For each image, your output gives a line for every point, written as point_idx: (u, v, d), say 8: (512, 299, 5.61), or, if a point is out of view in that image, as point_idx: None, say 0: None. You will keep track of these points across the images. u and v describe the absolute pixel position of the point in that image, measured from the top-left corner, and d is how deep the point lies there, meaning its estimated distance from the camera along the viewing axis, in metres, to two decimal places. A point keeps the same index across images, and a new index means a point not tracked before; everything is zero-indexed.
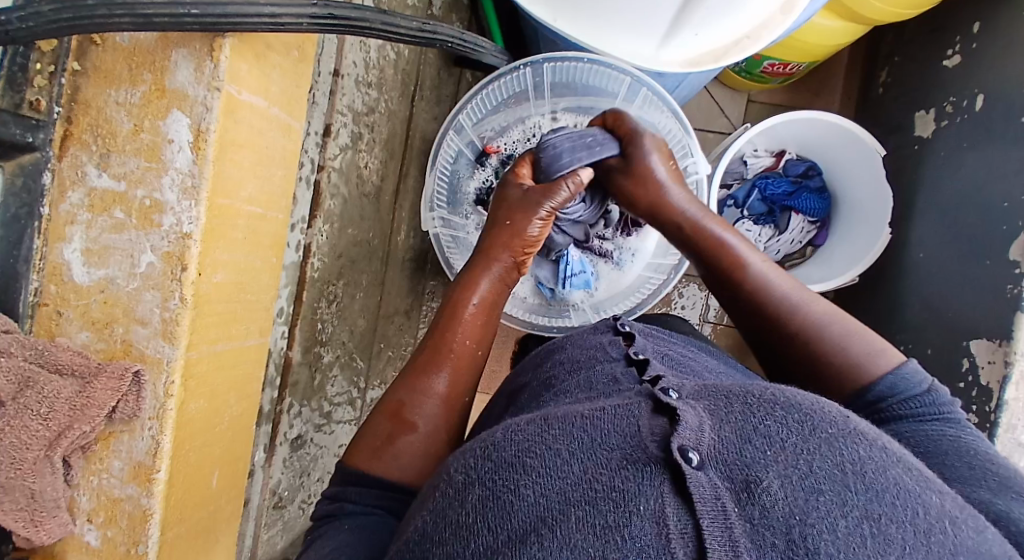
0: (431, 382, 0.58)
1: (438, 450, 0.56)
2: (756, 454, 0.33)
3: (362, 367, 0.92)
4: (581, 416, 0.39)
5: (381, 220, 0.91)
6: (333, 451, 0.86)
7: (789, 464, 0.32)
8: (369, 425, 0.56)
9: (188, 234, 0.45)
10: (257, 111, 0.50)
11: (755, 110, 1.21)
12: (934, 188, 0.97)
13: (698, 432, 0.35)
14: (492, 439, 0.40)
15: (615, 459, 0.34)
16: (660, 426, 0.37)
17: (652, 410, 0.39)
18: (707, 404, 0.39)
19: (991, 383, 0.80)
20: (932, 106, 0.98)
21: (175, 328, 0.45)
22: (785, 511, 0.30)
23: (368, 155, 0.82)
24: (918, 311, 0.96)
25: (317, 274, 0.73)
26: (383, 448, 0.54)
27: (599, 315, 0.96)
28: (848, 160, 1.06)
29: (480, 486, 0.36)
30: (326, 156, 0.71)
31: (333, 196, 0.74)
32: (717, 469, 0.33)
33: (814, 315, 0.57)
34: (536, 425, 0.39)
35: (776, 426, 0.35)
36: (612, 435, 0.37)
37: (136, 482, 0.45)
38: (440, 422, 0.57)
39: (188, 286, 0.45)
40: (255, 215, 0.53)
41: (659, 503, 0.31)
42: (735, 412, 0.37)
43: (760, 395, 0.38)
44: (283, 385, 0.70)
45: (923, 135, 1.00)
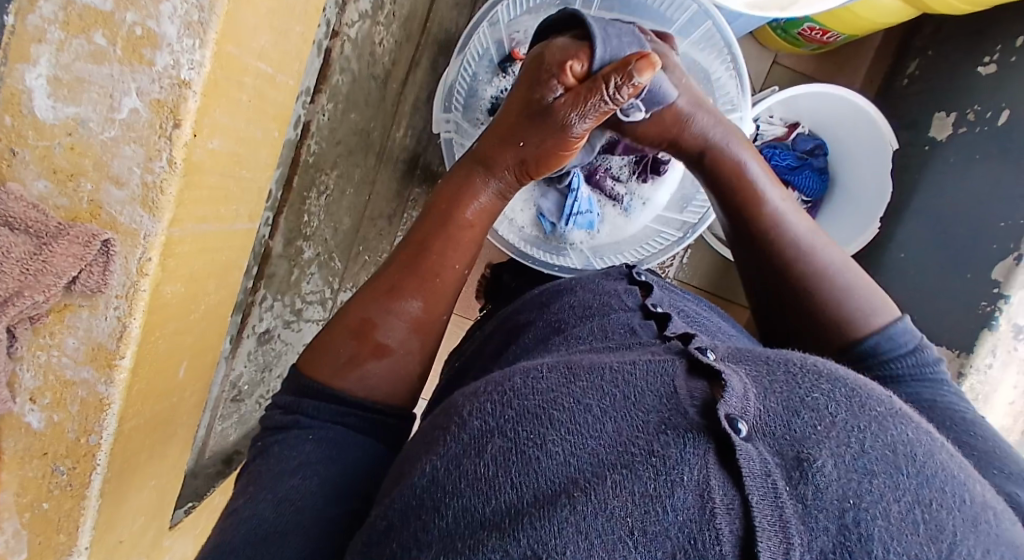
0: (403, 303, 0.49)
1: (410, 367, 0.48)
2: (806, 429, 0.28)
3: (339, 268, 0.86)
4: (608, 370, 0.34)
5: (383, 110, 0.82)
6: (298, 349, 0.81)
7: (842, 442, 0.28)
8: (326, 343, 0.47)
9: (187, 82, 0.36)
10: None
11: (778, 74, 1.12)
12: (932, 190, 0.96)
13: (744, 400, 0.30)
14: (509, 384, 0.35)
15: (652, 421, 0.30)
16: (699, 389, 0.32)
17: (687, 370, 0.34)
18: (748, 369, 0.34)
19: None
20: (954, 110, 0.94)
21: (157, 197, 0.37)
22: (839, 493, 0.25)
23: (385, 31, 0.72)
24: None
25: (312, 159, 0.64)
26: (346, 369, 0.46)
27: (603, 264, 0.90)
28: (860, 145, 1.03)
29: (500, 435, 0.31)
30: (343, 20, 0.60)
31: (343, 71, 0.64)
32: (765, 440, 0.28)
33: (825, 264, 0.51)
34: (560, 374, 0.35)
35: (824, 400, 0.30)
36: (645, 395, 0.32)
37: (94, 366, 0.38)
38: (414, 337, 0.49)
39: (179, 147, 0.37)
40: (265, 76, 0.43)
41: (704, 473, 0.26)
42: (779, 381, 0.32)
43: (803, 364, 0.34)
44: (259, 274, 0.63)
45: (937, 138, 0.97)
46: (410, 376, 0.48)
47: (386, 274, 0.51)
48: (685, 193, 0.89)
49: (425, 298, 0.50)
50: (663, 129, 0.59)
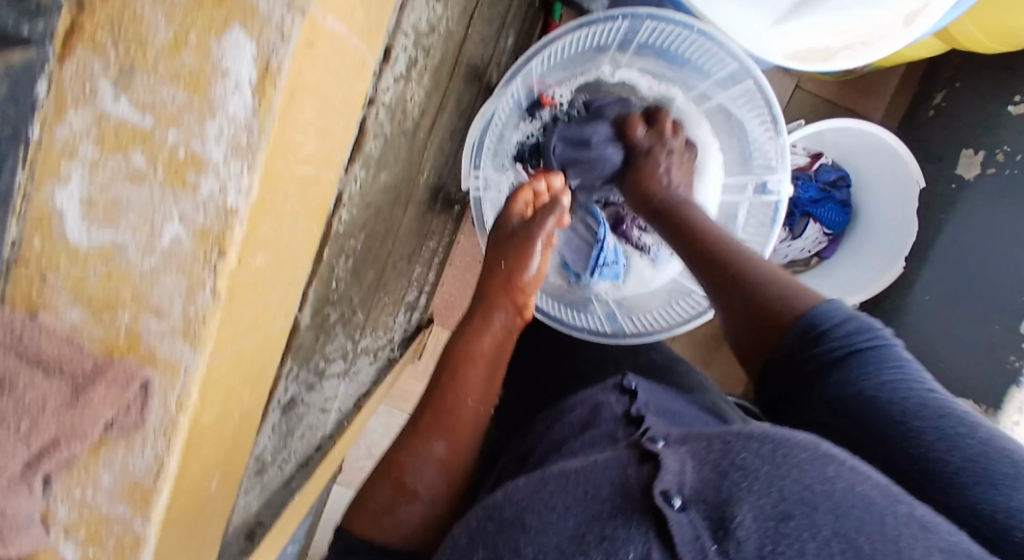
0: (429, 446, 0.55)
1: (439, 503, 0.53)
2: (731, 488, 0.37)
3: (360, 320, 0.83)
4: (572, 471, 0.43)
5: (410, 160, 0.78)
6: (318, 406, 0.79)
7: (762, 494, 0.36)
8: (371, 490, 0.53)
9: (233, 209, 0.33)
10: (337, 43, 0.37)
11: (801, 97, 1.20)
12: (958, 228, 1.00)
13: (679, 475, 0.40)
14: (491, 499, 0.44)
15: (605, 508, 0.39)
16: (644, 471, 0.41)
17: (637, 459, 0.43)
18: (690, 449, 0.43)
19: None
20: (982, 149, 0.98)
21: (198, 329, 0.34)
22: (756, 543, 0.34)
23: (417, 86, 0.68)
24: None
25: (342, 227, 0.61)
26: (383, 516, 0.52)
27: (632, 326, 0.85)
28: (882, 181, 1.11)
29: (483, 549, 0.40)
30: (379, 87, 0.56)
31: (376, 136, 0.61)
32: (698, 506, 0.37)
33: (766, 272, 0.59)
34: (531, 482, 0.43)
35: (750, 457, 0.39)
36: (603, 485, 0.41)
37: (131, 502, 0.37)
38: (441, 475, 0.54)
39: (223, 277, 0.34)
40: (309, 176, 0.40)
41: (646, 546, 0.36)
42: (712, 453, 0.40)
43: (738, 433, 0.41)
44: (287, 349, 0.60)
45: (964, 175, 1.01)
46: (436, 511, 0.53)
47: (421, 417, 0.57)
48: None
49: (448, 439, 0.56)
50: (642, 183, 0.75)
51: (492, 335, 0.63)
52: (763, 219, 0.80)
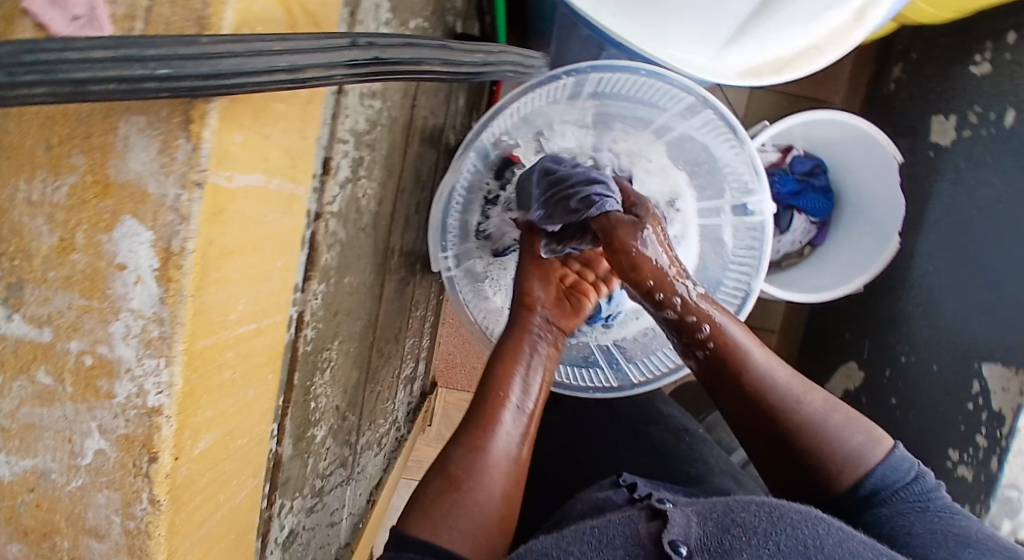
0: (488, 437, 0.52)
1: (494, 518, 0.49)
2: (735, 541, 0.41)
3: (354, 421, 0.80)
4: (589, 528, 0.46)
5: (377, 250, 0.74)
6: (326, 521, 0.76)
7: (760, 546, 0.40)
8: (420, 486, 0.50)
9: (156, 408, 0.30)
10: (256, 193, 0.34)
11: (761, 96, 1.16)
12: (949, 194, 0.93)
13: (684, 529, 0.43)
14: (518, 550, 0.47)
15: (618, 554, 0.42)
16: (654, 525, 0.45)
17: (648, 516, 0.46)
18: (698, 509, 0.46)
19: (1004, 410, 0.78)
20: (953, 114, 0.94)
21: (144, 543, 0.32)
22: None
23: (368, 181, 0.63)
24: (926, 326, 0.94)
25: (311, 346, 0.57)
26: (435, 507, 0.48)
27: (637, 372, 0.82)
28: (859, 163, 1.03)
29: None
30: (324, 201, 0.52)
31: (332, 246, 0.56)
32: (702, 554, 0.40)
33: (809, 401, 0.54)
34: (551, 537, 0.46)
35: (751, 517, 0.43)
36: (615, 535, 0.44)
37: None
38: (495, 494, 0.50)
39: (160, 481, 0.31)
40: (250, 333, 0.37)
41: None
42: (718, 511, 0.45)
43: (741, 502, 0.46)
44: (274, 487, 0.56)
45: (941, 142, 0.96)
46: (489, 515, 0.49)
47: (468, 417, 0.54)
48: (713, 276, 0.79)
49: (506, 429, 0.54)
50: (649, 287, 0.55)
51: (536, 348, 0.61)
52: (751, 244, 0.76)
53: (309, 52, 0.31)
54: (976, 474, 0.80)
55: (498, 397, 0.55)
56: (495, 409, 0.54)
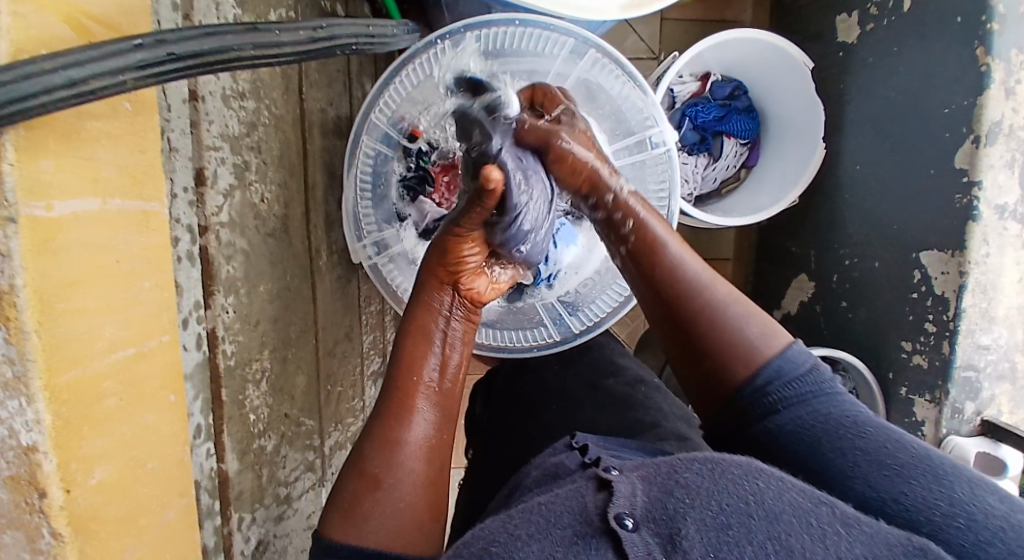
0: (401, 431, 0.50)
1: (416, 509, 0.49)
2: (677, 506, 0.35)
3: (313, 425, 0.80)
4: (536, 505, 0.39)
5: (296, 253, 0.74)
6: (302, 525, 0.77)
7: (704, 509, 0.34)
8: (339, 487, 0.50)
9: (32, 446, 0.31)
10: (92, 218, 0.33)
11: (672, 27, 1.16)
12: (864, 91, 0.95)
13: (630, 498, 0.37)
14: (461, 539, 0.40)
15: (566, 535, 0.35)
16: (600, 497, 0.38)
17: (596, 486, 0.40)
18: (644, 473, 0.40)
19: (947, 293, 0.82)
20: (855, 10, 0.95)
21: None
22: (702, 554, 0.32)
23: (262, 185, 0.62)
24: (860, 224, 0.96)
25: (234, 359, 0.57)
26: (353, 509, 0.47)
27: (579, 321, 0.83)
28: (773, 76, 1.04)
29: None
30: (208, 213, 0.52)
31: (231, 257, 0.56)
32: (651, 527, 0.35)
33: (717, 296, 0.52)
34: (498, 520, 0.39)
35: (692, 475, 0.37)
36: (563, 514, 0.37)
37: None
38: (413, 485, 0.49)
39: (56, 514, 0.32)
40: (131, 357, 0.37)
41: None
42: (663, 472, 0.38)
43: (687, 457, 0.39)
44: (226, 502, 0.57)
45: (847, 41, 0.97)
46: (416, 514, 0.49)
47: (381, 409, 0.51)
48: None
49: (423, 418, 0.51)
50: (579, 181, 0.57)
51: (444, 325, 0.54)
52: (664, 173, 0.78)
53: (95, 61, 0.30)
54: (931, 359, 0.85)
55: (410, 382, 0.52)
56: (409, 396, 0.51)
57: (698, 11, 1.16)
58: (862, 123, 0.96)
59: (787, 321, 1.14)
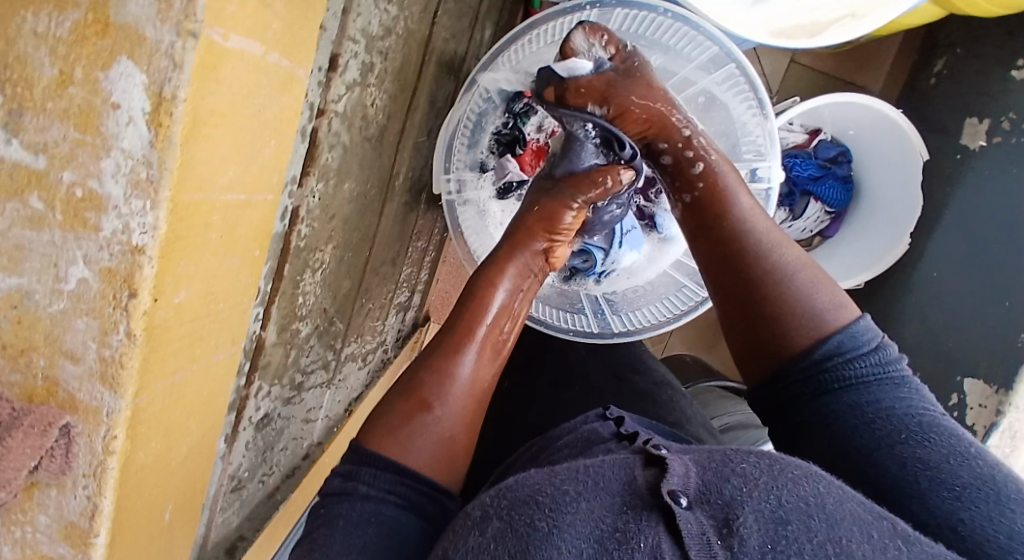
0: (456, 362, 0.56)
1: (458, 441, 0.54)
2: (734, 493, 0.37)
3: (340, 329, 0.82)
4: (579, 467, 0.42)
5: (381, 166, 0.75)
6: (301, 416, 0.80)
7: (762, 500, 0.36)
8: (384, 408, 0.54)
9: (139, 248, 0.32)
10: (251, 61, 0.34)
11: (797, 72, 1.14)
12: (964, 203, 0.92)
13: (683, 478, 0.38)
14: (506, 485, 0.43)
15: (616, 502, 0.38)
16: (651, 475, 0.40)
17: (644, 463, 0.42)
18: (695, 458, 0.42)
19: (977, 426, 0.82)
20: (988, 117, 0.91)
21: (117, 372, 0.34)
22: (760, 541, 0.33)
23: (377, 90, 0.63)
24: (916, 327, 0.94)
25: (304, 242, 0.59)
26: (399, 429, 0.52)
27: (620, 322, 0.84)
28: (885, 157, 1.00)
29: (498, 520, 0.38)
30: (329, 98, 0.53)
31: (333, 147, 0.57)
32: (704, 508, 0.36)
33: (784, 255, 0.58)
34: (544, 473, 0.42)
35: (750, 468, 0.39)
36: (611, 481, 0.40)
37: (70, 543, 0.39)
38: (459, 420, 0.54)
39: (137, 317, 0.33)
40: (238, 202, 0.38)
41: (656, 541, 0.34)
42: (715, 461, 0.41)
43: (738, 452, 0.42)
44: (253, 369, 0.60)
45: (969, 147, 0.93)
46: (455, 451, 0.54)
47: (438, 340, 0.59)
48: None
49: (474, 358, 0.58)
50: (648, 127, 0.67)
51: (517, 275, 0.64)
52: None
53: None
54: None
55: (472, 321, 0.59)
56: (462, 341, 0.58)
57: (830, 65, 1.13)
58: (948, 231, 0.93)
59: None
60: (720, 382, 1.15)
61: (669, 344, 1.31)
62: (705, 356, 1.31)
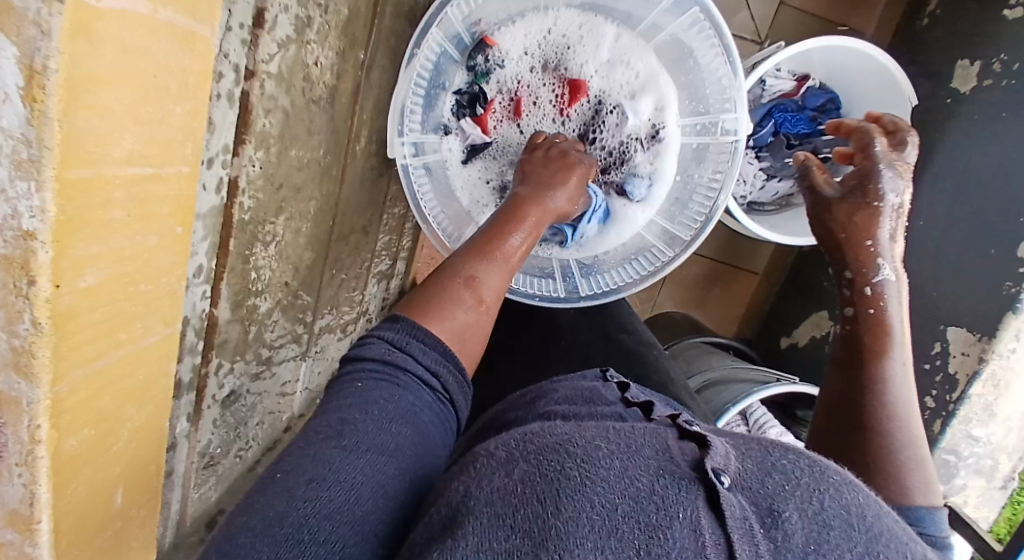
0: (486, 270, 0.57)
1: (476, 339, 0.54)
2: (776, 487, 0.33)
3: (309, 302, 0.81)
4: (612, 429, 0.38)
5: (335, 129, 0.71)
6: (275, 391, 0.80)
7: (807, 501, 0.32)
8: (428, 296, 0.53)
9: (32, 233, 0.30)
10: (136, 20, 0.32)
11: (788, 17, 1.08)
12: (951, 156, 0.89)
13: (724, 458, 0.35)
14: (529, 432, 0.39)
15: (652, 465, 0.34)
16: (689, 448, 0.36)
17: (678, 435, 0.39)
18: (733, 441, 0.39)
19: (958, 374, 0.81)
20: (981, 59, 0.86)
21: (29, 362, 0.33)
22: (802, 539, 0.30)
23: (319, 48, 0.60)
24: None
25: (248, 215, 0.57)
26: (438, 312, 0.52)
27: (589, 286, 0.81)
28: (874, 103, 0.96)
29: (524, 462, 0.35)
30: (257, 58, 0.50)
31: (269, 112, 0.54)
32: (745, 493, 0.32)
33: (895, 400, 0.55)
34: (573, 428, 0.39)
35: (791, 465, 0.35)
36: (644, 447, 0.36)
37: (16, 530, 0.38)
38: (478, 325, 0.55)
39: (40, 304, 0.32)
40: (145, 176, 0.37)
41: (695, 514, 0.30)
42: (755, 449, 0.37)
43: (776, 442, 0.38)
44: (208, 348, 0.59)
45: (960, 90, 0.89)
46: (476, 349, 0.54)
47: (464, 256, 0.58)
48: (679, 200, 0.79)
49: (499, 269, 0.58)
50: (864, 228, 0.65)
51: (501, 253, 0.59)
52: (723, 164, 0.74)
53: None
54: None
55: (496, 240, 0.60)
56: (490, 249, 0.59)
57: (823, 8, 1.07)
58: (935, 185, 0.90)
59: (791, 350, 1.14)
60: (706, 337, 1.15)
61: (657, 303, 1.30)
62: (695, 312, 1.30)
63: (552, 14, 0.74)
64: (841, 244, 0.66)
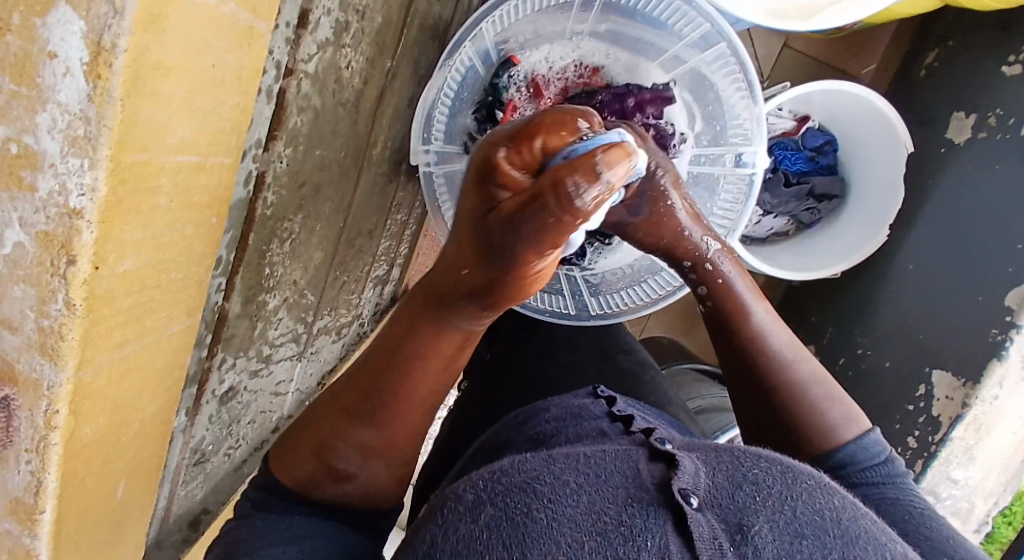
0: (356, 429, 0.48)
1: (376, 484, 0.50)
2: (746, 500, 0.33)
3: (313, 302, 0.80)
4: (582, 457, 0.38)
5: (357, 133, 0.71)
6: (269, 390, 0.78)
7: (777, 511, 0.32)
8: (294, 456, 0.49)
9: (78, 211, 0.29)
10: (203, 10, 0.31)
11: (789, 57, 1.11)
12: (942, 201, 0.92)
13: (693, 478, 0.35)
14: (499, 467, 0.38)
15: (619, 495, 0.34)
16: (658, 471, 0.37)
17: (649, 459, 0.39)
18: (702, 457, 0.39)
19: (942, 417, 0.83)
20: (975, 112, 0.90)
21: (57, 344, 0.32)
22: (774, 552, 0.29)
23: (353, 52, 0.60)
24: (887, 318, 0.95)
25: (270, 211, 0.56)
26: (311, 481, 0.48)
27: (597, 305, 0.83)
28: (871, 148, 0.99)
29: (491, 505, 0.34)
30: (298, 57, 0.50)
31: (302, 110, 0.54)
32: (714, 511, 0.32)
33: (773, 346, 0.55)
34: (541, 459, 0.38)
35: (763, 475, 0.35)
36: (614, 475, 0.36)
37: (15, 518, 0.37)
38: (377, 469, 0.49)
39: (77, 286, 0.31)
40: (192, 165, 0.36)
41: (664, 539, 0.30)
42: (726, 462, 0.37)
43: (746, 451, 0.38)
44: (215, 341, 0.57)
45: (955, 140, 0.92)
46: (381, 485, 0.50)
47: (344, 394, 0.48)
48: None
49: (376, 426, 0.48)
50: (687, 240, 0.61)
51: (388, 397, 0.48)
52: (737, 196, 0.76)
53: None
54: None
55: (372, 390, 0.47)
56: (362, 401, 0.48)
57: (823, 52, 1.11)
58: (925, 230, 0.93)
59: None
60: (693, 364, 1.16)
61: (648, 326, 1.31)
62: (682, 339, 1.31)
63: (581, 43, 0.76)
64: (665, 247, 0.62)
